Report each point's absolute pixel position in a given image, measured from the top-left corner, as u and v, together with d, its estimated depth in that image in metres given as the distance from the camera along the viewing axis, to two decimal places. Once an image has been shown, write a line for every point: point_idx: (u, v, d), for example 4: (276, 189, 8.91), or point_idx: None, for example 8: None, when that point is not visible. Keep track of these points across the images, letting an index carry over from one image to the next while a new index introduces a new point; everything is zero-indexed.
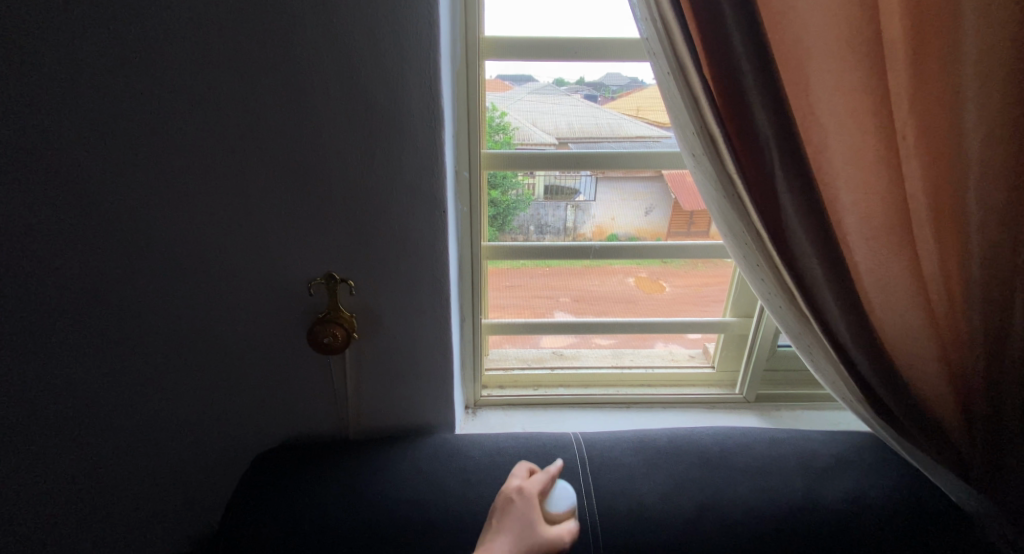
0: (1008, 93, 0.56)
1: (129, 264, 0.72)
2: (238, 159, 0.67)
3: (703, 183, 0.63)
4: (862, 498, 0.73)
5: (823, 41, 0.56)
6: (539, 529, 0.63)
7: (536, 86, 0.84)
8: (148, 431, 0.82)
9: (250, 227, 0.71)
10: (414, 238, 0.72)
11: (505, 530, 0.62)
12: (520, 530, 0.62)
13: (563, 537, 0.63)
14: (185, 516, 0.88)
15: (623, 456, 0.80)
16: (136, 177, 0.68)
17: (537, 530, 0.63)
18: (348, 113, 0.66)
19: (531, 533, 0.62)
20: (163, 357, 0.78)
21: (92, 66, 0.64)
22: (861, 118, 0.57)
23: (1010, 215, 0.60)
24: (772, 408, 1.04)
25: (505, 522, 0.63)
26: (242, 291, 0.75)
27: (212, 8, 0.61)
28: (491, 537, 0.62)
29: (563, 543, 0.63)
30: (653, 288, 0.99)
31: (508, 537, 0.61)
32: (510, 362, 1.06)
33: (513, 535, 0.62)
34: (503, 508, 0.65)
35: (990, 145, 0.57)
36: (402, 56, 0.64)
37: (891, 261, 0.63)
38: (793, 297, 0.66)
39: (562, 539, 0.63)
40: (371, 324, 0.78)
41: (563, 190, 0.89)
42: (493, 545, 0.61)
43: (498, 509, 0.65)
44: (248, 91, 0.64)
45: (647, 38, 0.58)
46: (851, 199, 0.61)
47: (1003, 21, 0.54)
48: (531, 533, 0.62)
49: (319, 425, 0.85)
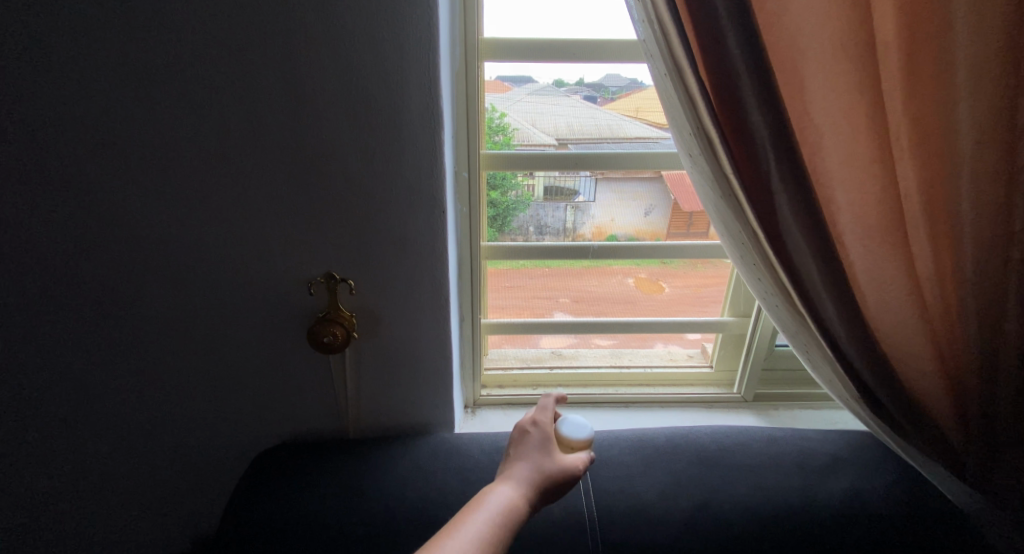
0: (999, 95, 0.56)
1: (131, 264, 0.73)
2: (239, 160, 0.68)
3: (701, 184, 0.64)
4: (858, 496, 0.74)
5: (818, 44, 0.56)
6: (555, 453, 0.61)
7: (536, 87, 0.85)
8: (148, 431, 0.82)
9: (250, 227, 0.71)
10: (414, 238, 0.73)
11: (522, 457, 0.61)
12: (536, 456, 0.61)
13: (581, 461, 0.61)
14: (185, 515, 0.88)
15: (621, 455, 0.81)
16: (135, 178, 0.69)
17: (553, 453, 0.61)
18: (348, 114, 0.66)
19: (547, 456, 0.60)
20: (165, 357, 0.78)
21: (92, 68, 0.64)
22: (854, 119, 0.58)
23: (1002, 216, 0.60)
24: (770, 408, 1.05)
25: (521, 451, 0.62)
26: (242, 291, 0.75)
27: (212, 10, 0.62)
28: (510, 465, 0.61)
29: (581, 468, 0.61)
30: (652, 289, 0.99)
31: (525, 463, 0.60)
32: (509, 362, 1.06)
33: (530, 461, 0.60)
34: (519, 440, 0.64)
35: (982, 146, 0.58)
36: (401, 57, 0.64)
37: (887, 261, 0.63)
38: (790, 297, 0.66)
39: (581, 464, 0.61)
40: (371, 323, 0.79)
41: (563, 191, 0.90)
42: (511, 471, 0.60)
43: (514, 442, 0.64)
44: (250, 93, 0.65)
45: (644, 40, 0.59)
46: (847, 200, 0.61)
47: (993, 23, 0.54)
48: (547, 456, 0.60)
49: (320, 424, 0.86)
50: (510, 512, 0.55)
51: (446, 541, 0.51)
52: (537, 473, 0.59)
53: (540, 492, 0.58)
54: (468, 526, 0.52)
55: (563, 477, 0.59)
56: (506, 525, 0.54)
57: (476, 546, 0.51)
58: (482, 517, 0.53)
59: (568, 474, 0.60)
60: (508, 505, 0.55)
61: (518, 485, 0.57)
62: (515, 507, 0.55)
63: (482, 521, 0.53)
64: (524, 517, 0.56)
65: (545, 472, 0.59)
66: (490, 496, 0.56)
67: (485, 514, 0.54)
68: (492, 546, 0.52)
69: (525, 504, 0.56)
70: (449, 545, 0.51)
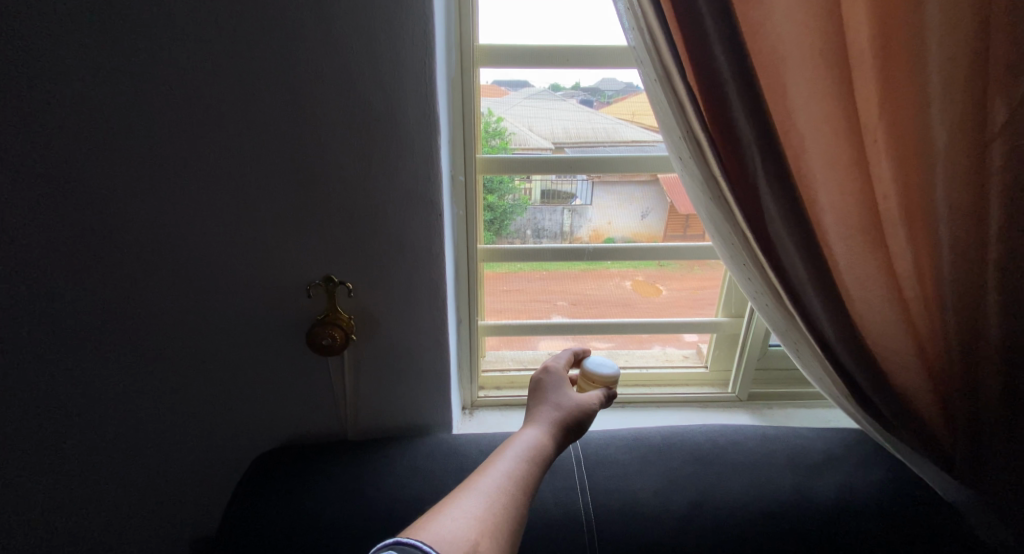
0: (967, 98, 0.58)
1: (133, 267, 0.74)
2: (237, 166, 0.69)
3: (691, 185, 0.66)
4: (852, 494, 0.75)
5: (798, 50, 0.58)
6: (572, 394, 0.69)
7: (531, 92, 0.86)
8: (147, 434, 0.83)
9: (249, 232, 0.72)
10: (411, 242, 0.74)
11: (544, 400, 0.68)
12: (556, 398, 0.68)
13: (595, 398, 0.70)
14: (183, 518, 0.89)
15: (618, 454, 0.82)
16: (135, 184, 0.69)
17: (570, 394, 0.69)
18: (346, 121, 0.68)
19: (565, 397, 0.68)
20: (166, 359, 0.79)
21: (93, 76, 0.65)
22: (835, 123, 0.59)
23: (974, 213, 0.62)
24: (764, 407, 1.06)
25: (542, 397, 0.69)
26: (241, 295, 0.76)
27: (213, 19, 0.63)
28: (533, 410, 0.67)
29: (595, 404, 0.69)
30: (649, 291, 1.00)
31: (546, 406, 0.67)
32: (507, 363, 1.07)
33: (551, 403, 0.67)
34: (537, 388, 0.71)
35: (955, 145, 0.59)
36: (398, 64, 0.66)
37: (868, 260, 0.64)
38: (779, 296, 0.68)
39: (596, 400, 0.70)
40: (369, 326, 0.80)
41: (559, 195, 0.91)
42: (535, 415, 0.66)
43: (532, 391, 0.71)
44: (249, 102, 0.66)
45: (634, 47, 0.60)
46: (829, 200, 0.63)
47: (963, 27, 0.56)
48: (566, 396, 0.68)
49: (319, 426, 0.87)
50: (540, 447, 0.61)
51: (485, 474, 0.56)
52: (559, 413, 0.66)
53: (564, 428, 0.65)
54: (504, 461, 0.58)
55: (583, 416, 0.67)
56: (539, 458, 0.60)
57: (515, 476, 0.56)
58: (516, 452, 0.59)
59: (586, 412, 0.67)
60: (539, 442, 0.61)
61: (544, 425, 0.64)
62: (545, 443, 0.61)
63: (516, 456, 0.59)
64: (553, 450, 0.62)
65: (567, 411, 0.66)
66: (519, 436, 0.62)
67: (519, 450, 0.59)
68: (529, 475, 0.58)
69: (554, 439, 0.63)
70: (489, 477, 0.56)
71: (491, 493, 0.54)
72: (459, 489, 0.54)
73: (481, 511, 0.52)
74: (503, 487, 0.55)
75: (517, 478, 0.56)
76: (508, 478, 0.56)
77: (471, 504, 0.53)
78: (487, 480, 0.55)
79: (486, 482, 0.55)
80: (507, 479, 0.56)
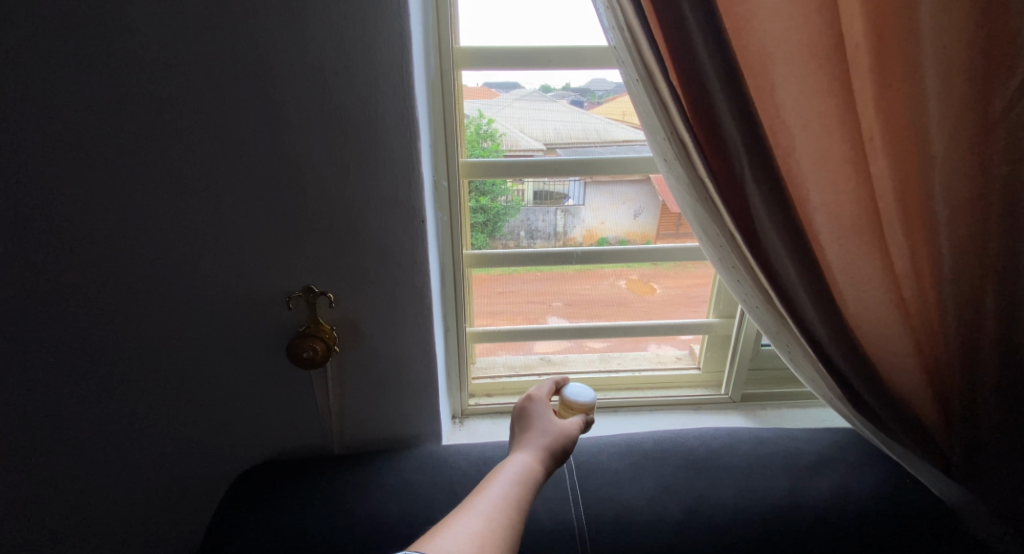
0: (965, 93, 0.57)
1: (108, 276, 0.71)
2: (213, 174, 0.67)
3: (678, 187, 0.64)
4: (847, 495, 0.74)
5: (786, 48, 0.56)
6: (558, 421, 0.67)
7: (522, 92, 0.85)
8: (127, 448, 0.80)
9: (227, 241, 0.70)
10: (396, 250, 0.72)
11: (531, 428, 0.66)
12: (543, 424, 0.66)
13: (576, 425, 0.68)
14: (166, 534, 0.86)
15: (608, 461, 0.80)
16: (105, 193, 0.67)
17: (555, 421, 0.67)
18: (326, 128, 0.66)
19: (551, 423, 0.66)
20: (146, 374, 0.77)
21: (58, 84, 0.63)
22: (826, 121, 0.58)
23: (973, 210, 0.61)
24: (758, 407, 1.05)
25: (529, 424, 0.67)
26: (221, 305, 0.74)
27: (182, 26, 0.61)
28: (520, 438, 0.65)
29: (578, 429, 0.67)
30: (645, 291, 0.99)
31: (534, 432, 0.65)
32: (498, 369, 1.05)
33: (537, 429, 0.65)
34: (522, 416, 0.69)
35: (950, 140, 0.58)
36: (376, 69, 0.64)
37: (863, 260, 0.63)
38: (770, 298, 0.66)
39: (577, 426, 0.68)
40: (355, 336, 0.78)
41: (552, 196, 0.89)
42: (524, 441, 0.64)
43: (517, 420, 0.69)
44: (222, 109, 0.65)
45: (615, 47, 0.59)
46: (821, 200, 0.61)
47: (956, 19, 0.55)
48: (550, 423, 0.66)
49: (307, 439, 0.84)
50: (532, 471, 0.59)
51: (481, 495, 0.55)
52: (547, 438, 0.64)
53: (553, 454, 0.63)
54: (496, 484, 0.56)
55: (568, 441, 0.65)
56: (530, 482, 0.58)
57: (509, 496, 0.55)
58: (508, 475, 0.57)
59: (572, 438, 0.66)
60: (530, 465, 0.59)
61: (534, 450, 0.62)
62: (535, 467, 0.59)
63: (509, 478, 0.57)
64: (544, 476, 0.60)
65: (554, 437, 0.64)
66: (508, 460, 0.60)
67: (510, 473, 0.58)
68: (522, 498, 0.56)
69: (544, 464, 0.61)
70: (485, 497, 0.54)
71: (491, 513, 0.53)
72: (458, 509, 0.53)
73: (483, 529, 0.51)
74: (502, 507, 0.54)
75: (512, 500, 0.55)
76: (505, 498, 0.55)
77: (472, 523, 0.51)
78: (486, 500, 0.54)
79: (484, 502, 0.54)
80: (502, 500, 0.54)
